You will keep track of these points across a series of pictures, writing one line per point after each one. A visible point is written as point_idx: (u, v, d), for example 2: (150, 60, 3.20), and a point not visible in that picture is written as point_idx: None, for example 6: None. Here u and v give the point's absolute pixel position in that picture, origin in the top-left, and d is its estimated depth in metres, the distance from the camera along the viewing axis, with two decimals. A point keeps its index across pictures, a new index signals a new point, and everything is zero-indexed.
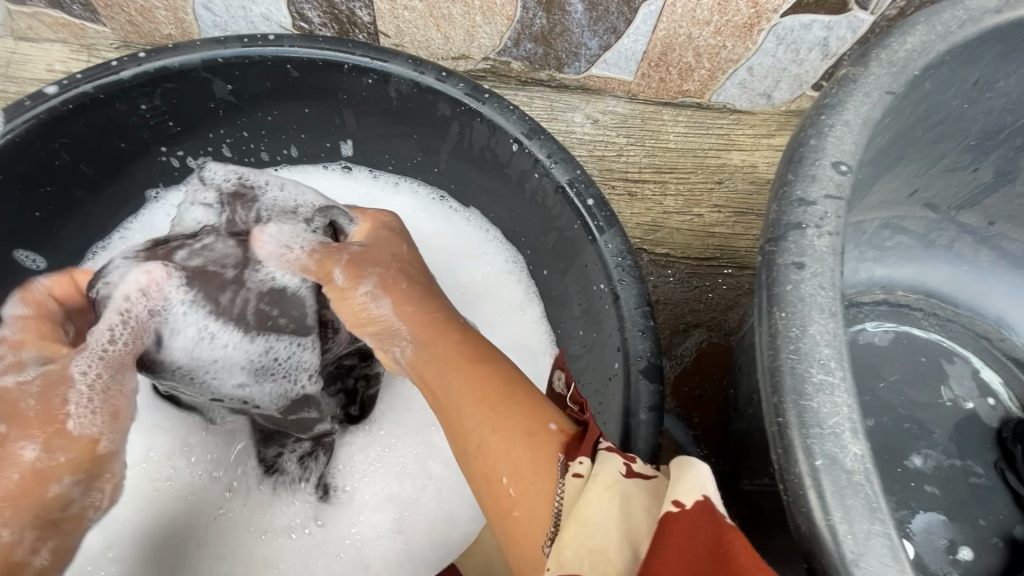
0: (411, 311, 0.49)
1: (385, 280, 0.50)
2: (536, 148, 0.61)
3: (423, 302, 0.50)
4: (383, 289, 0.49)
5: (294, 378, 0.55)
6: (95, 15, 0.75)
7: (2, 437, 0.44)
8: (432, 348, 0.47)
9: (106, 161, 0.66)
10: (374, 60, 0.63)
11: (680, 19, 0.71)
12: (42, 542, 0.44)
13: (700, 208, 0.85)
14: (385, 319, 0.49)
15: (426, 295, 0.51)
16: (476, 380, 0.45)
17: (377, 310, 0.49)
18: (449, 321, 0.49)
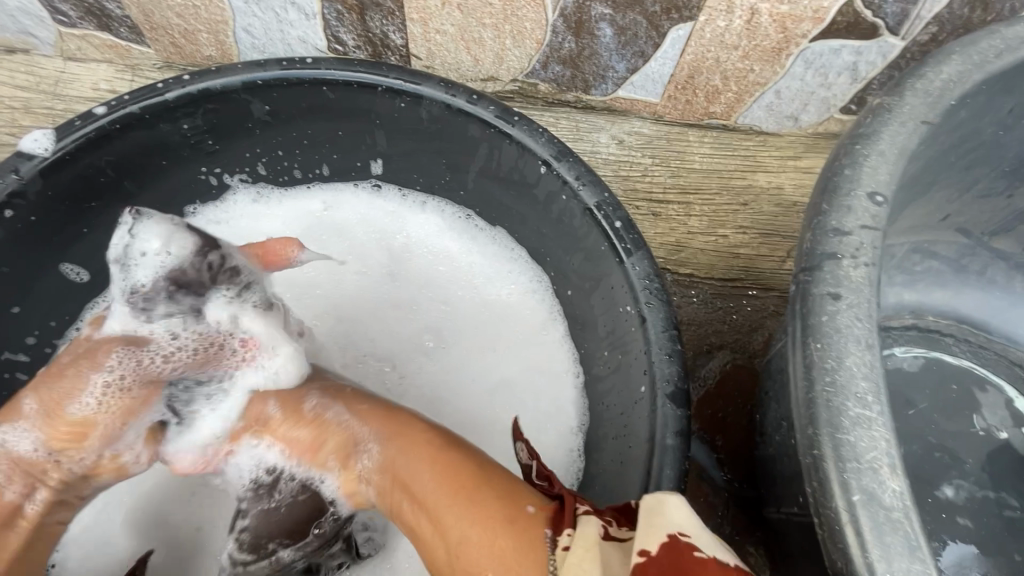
0: (366, 408, 0.58)
1: (330, 389, 0.62)
2: (564, 170, 0.62)
3: (374, 400, 0.59)
4: (332, 398, 0.61)
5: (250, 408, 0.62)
6: (141, 37, 0.79)
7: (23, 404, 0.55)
8: (391, 434, 0.55)
9: (147, 177, 0.68)
10: (407, 83, 0.64)
11: (708, 43, 0.72)
12: (37, 493, 0.55)
13: (725, 229, 0.85)
14: (336, 430, 0.58)
15: (385, 395, 0.61)
16: (450, 447, 0.51)
17: (331, 418, 0.59)
18: (405, 414, 0.57)
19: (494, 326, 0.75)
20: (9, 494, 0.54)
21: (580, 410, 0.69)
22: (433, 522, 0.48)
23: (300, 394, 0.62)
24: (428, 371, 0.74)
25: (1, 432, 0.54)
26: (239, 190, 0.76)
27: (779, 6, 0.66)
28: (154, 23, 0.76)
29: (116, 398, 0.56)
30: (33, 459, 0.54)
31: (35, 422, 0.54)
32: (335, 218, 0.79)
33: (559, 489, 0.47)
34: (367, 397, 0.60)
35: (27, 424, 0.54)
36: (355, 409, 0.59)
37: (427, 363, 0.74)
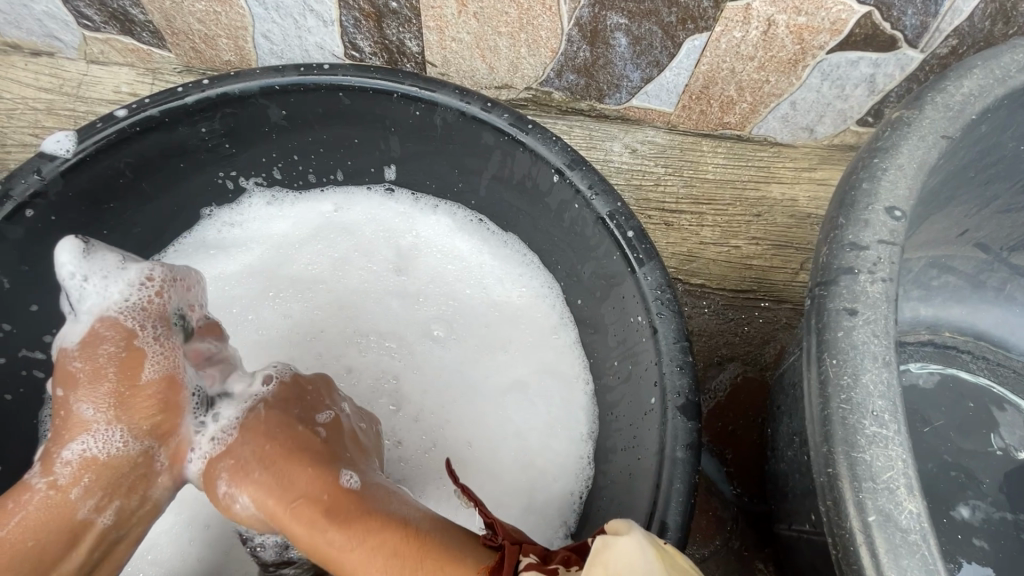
0: (269, 504, 0.54)
1: (232, 468, 0.56)
2: (577, 179, 0.62)
3: (274, 488, 0.54)
4: (236, 483, 0.56)
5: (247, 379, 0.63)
6: (162, 42, 0.80)
7: (64, 398, 0.55)
8: (299, 534, 0.53)
9: (166, 181, 0.69)
10: (422, 90, 0.64)
11: (724, 54, 0.71)
12: (106, 503, 0.56)
13: (738, 240, 0.85)
14: (253, 518, 0.56)
15: (284, 468, 0.55)
16: (361, 552, 0.50)
17: (239, 505, 0.56)
18: (305, 504, 0.53)
19: (503, 330, 0.74)
20: (87, 509, 0.55)
21: (590, 417, 0.69)
22: None
23: (211, 471, 0.57)
24: (428, 366, 0.73)
25: (79, 443, 0.55)
26: (254, 194, 0.77)
27: (797, 18, 0.66)
28: (176, 29, 0.77)
29: (161, 354, 0.57)
30: (121, 456, 0.56)
31: (106, 422, 0.55)
32: (347, 220, 0.79)
33: (501, 539, 0.48)
34: (269, 473, 0.55)
35: (102, 422, 0.55)
36: (257, 501, 0.55)
37: (430, 353, 0.74)
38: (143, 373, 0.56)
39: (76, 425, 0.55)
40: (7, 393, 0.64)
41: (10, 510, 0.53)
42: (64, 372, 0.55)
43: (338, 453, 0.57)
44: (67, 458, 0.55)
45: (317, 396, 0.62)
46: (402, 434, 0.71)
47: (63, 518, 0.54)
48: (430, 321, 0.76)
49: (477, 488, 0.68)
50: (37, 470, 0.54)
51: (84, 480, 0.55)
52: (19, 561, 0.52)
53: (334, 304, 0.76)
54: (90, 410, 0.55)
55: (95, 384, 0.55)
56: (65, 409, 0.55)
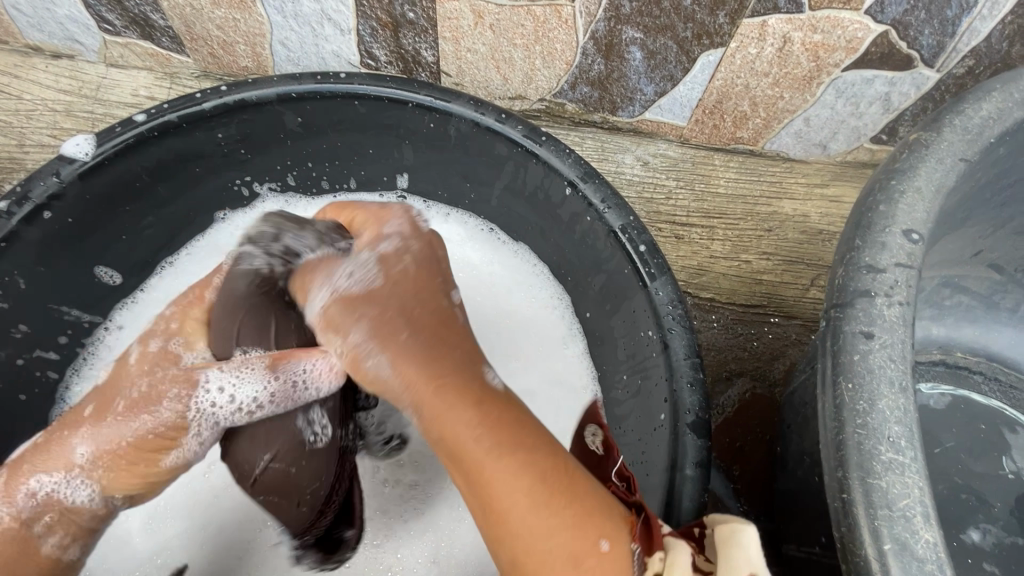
0: (411, 369, 0.45)
1: (370, 321, 0.47)
2: (590, 192, 0.62)
3: (415, 350, 0.45)
4: (375, 340, 0.46)
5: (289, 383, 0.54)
6: (181, 47, 0.81)
7: (72, 426, 0.50)
8: (437, 412, 0.43)
9: (181, 184, 0.70)
10: (437, 100, 0.65)
11: (739, 70, 0.71)
12: (71, 540, 0.51)
13: (748, 254, 0.84)
14: (374, 379, 0.46)
15: (429, 337, 0.46)
16: (488, 463, 0.41)
17: (369, 363, 0.46)
18: (461, 386, 0.44)
19: (512, 340, 0.74)
20: (50, 546, 0.50)
21: None
22: (514, 532, 0.40)
23: (333, 315, 0.48)
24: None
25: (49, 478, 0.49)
26: (268, 199, 0.77)
27: (812, 35, 0.66)
28: (195, 34, 0.78)
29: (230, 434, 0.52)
30: (87, 508, 0.50)
31: (82, 472, 0.49)
32: None
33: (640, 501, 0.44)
34: (417, 337, 0.46)
35: (80, 472, 0.49)
36: (397, 361, 0.45)
37: None
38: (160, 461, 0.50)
39: (63, 462, 0.49)
40: (22, 393, 0.64)
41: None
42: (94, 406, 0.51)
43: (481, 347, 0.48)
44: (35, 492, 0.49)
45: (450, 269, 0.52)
46: None
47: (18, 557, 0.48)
48: None
49: None
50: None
51: (46, 519, 0.49)
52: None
53: None
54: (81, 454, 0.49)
55: (96, 425, 0.49)
56: (66, 432, 0.50)
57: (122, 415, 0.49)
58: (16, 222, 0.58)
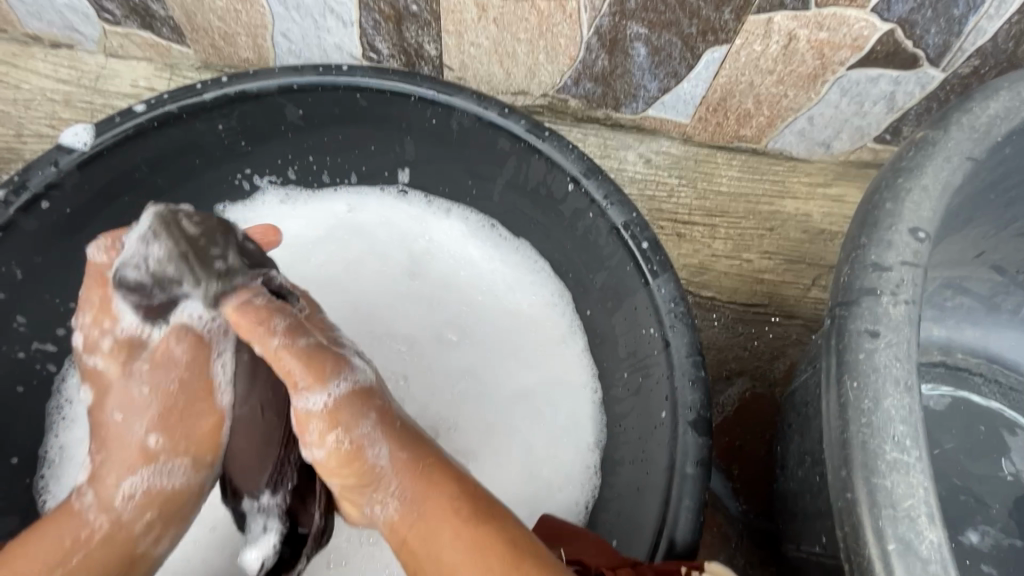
0: (402, 458, 0.49)
1: (381, 414, 0.51)
2: (593, 188, 0.62)
3: (416, 446, 0.50)
4: (382, 432, 0.50)
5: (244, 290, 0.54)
6: (181, 38, 0.80)
7: (122, 423, 0.53)
8: (426, 503, 0.47)
9: (181, 175, 0.69)
10: (440, 94, 0.65)
11: (743, 67, 0.71)
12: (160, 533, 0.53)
13: (750, 254, 0.84)
14: (368, 470, 0.49)
15: (420, 440, 0.51)
16: (461, 549, 0.45)
17: (369, 454, 0.49)
18: (439, 472, 0.49)
19: (512, 337, 0.74)
20: (146, 543, 0.53)
21: (597, 427, 0.68)
22: None
23: (344, 411, 0.49)
24: (437, 367, 0.73)
25: (137, 475, 0.52)
26: (268, 192, 0.77)
27: (818, 33, 0.65)
28: (195, 25, 0.77)
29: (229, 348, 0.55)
30: (182, 486, 0.54)
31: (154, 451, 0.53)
32: (358, 221, 0.79)
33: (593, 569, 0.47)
34: (413, 439, 0.51)
35: (162, 454, 0.53)
36: (392, 453, 0.49)
37: (438, 357, 0.73)
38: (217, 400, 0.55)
39: (138, 454, 0.53)
40: (20, 384, 0.64)
41: (69, 547, 0.48)
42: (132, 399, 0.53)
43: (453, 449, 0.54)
44: (128, 493, 0.52)
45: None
46: None
47: (126, 546, 0.51)
48: (438, 325, 0.75)
49: None
50: (94, 502, 0.51)
51: (145, 515, 0.52)
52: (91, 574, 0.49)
53: (345, 302, 0.75)
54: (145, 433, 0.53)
55: (158, 402, 0.53)
56: (116, 427, 0.53)
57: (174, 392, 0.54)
58: (13, 211, 0.58)
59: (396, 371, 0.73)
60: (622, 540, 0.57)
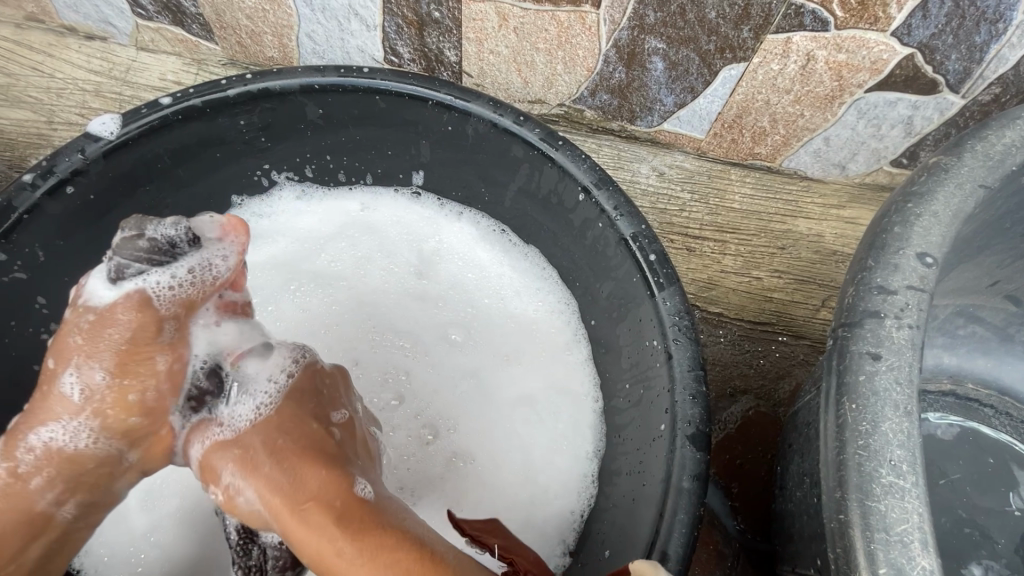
0: (275, 502, 0.53)
1: (237, 462, 0.55)
2: (603, 199, 0.62)
3: (283, 488, 0.53)
4: (242, 478, 0.55)
5: (207, 263, 0.57)
6: (210, 34, 0.82)
7: (53, 372, 0.55)
8: (313, 548, 0.51)
9: (202, 168, 0.71)
10: (457, 100, 0.66)
11: (760, 85, 0.71)
12: (67, 496, 0.55)
13: (759, 271, 0.84)
14: (255, 513, 0.55)
15: (300, 468, 0.54)
16: (364, 569, 0.49)
17: (243, 499, 0.55)
18: (315, 513, 0.52)
19: (517, 342, 0.74)
20: (45, 502, 0.55)
21: (597, 436, 0.68)
22: None
23: (211, 464, 0.56)
24: (441, 368, 0.73)
25: (47, 430, 0.54)
26: (285, 187, 0.78)
27: (836, 54, 0.65)
28: (224, 22, 0.79)
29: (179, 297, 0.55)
30: (87, 452, 0.55)
31: (88, 413, 0.54)
32: (370, 220, 0.80)
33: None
34: (288, 470, 0.54)
35: (74, 417, 0.54)
36: (266, 497, 0.54)
37: (442, 357, 0.74)
38: (155, 363, 0.56)
39: (66, 406, 0.54)
40: (36, 362, 0.65)
41: None
42: (66, 351, 0.55)
43: (352, 459, 0.57)
44: (33, 445, 0.54)
45: (338, 392, 0.61)
46: (398, 429, 0.71)
47: (20, 508, 0.54)
48: (443, 326, 0.75)
49: (476, 501, 0.68)
50: (3, 451, 0.54)
51: (45, 472, 0.54)
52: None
53: (355, 300, 0.77)
54: (79, 394, 0.54)
55: (86, 359, 0.54)
56: (50, 384, 0.55)
57: (87, 343, 0.54)
58: (40, 195, 0.60)
59: (400, 368, 0.73)
60: (616, 551, 0.57)
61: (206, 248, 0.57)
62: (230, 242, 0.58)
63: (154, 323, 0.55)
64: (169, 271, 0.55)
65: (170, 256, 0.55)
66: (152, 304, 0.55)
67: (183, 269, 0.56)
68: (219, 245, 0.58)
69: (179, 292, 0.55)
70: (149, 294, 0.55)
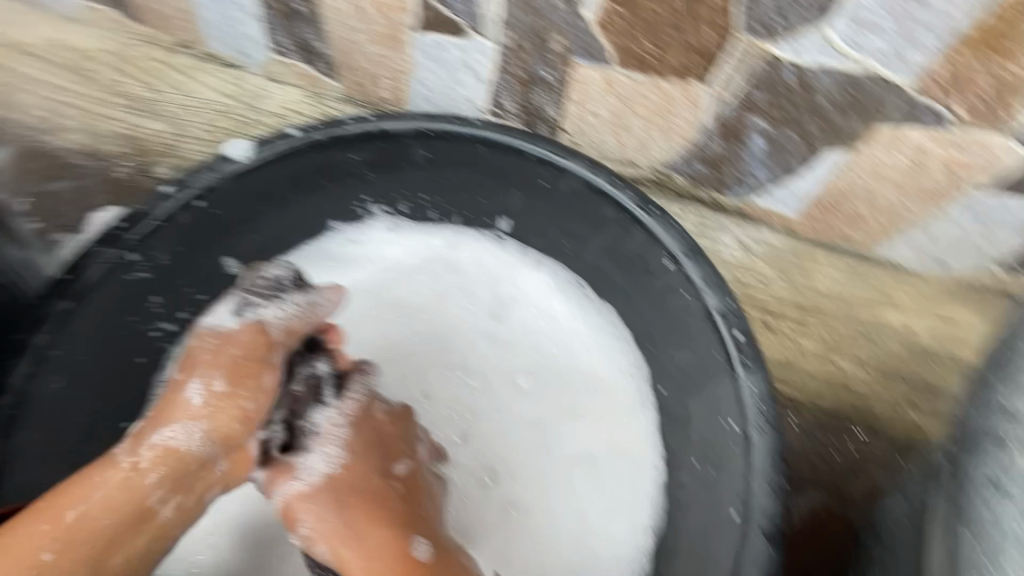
0: (345, 554, 0.62)
1: (313, 516, 0.63)
2: (692, 270, 0.63)
3: (353, 542, 0.62)
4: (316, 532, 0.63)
5: (314, 303, 0.65)
6: (333, 72, 0.89)
7: (179, 382, 0.61)
8: None
9: (307, 193, 0.75)
10: (557, 157, 0.69)
11: (863, 173, 0.70)
12: (170, 495, 0.59)
13: (839, 358, 0.84)
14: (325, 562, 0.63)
15: (363, 525, 0.62)
16: None
17: (317, 549, 0.63)
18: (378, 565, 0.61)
19: (582, 398, 0.74)
20: (155, 498, 0.58)
21: (655, 506, 0.68)
22: None
23: (292, 514, 0.63)
24: (504, 414, 0.74)
25: (168, 431, 0.59)
26: (378, 218, 0.81)
27: (951, 152, 0.64)
28: (348, 63, 0.86)
29: (288, 326, 0.63)
30: (194, 454, 0.60)
31: (202, 416, 0.60)
32: (453, 258, 0.82)
33: None
34: (352, 525, 0.62)
35: (190, 419, 0.60)
36: (337, 548, 0.62)
37: (507, 402, 0.75)
38: (262, 378, 0.61)
39: (185, 409, 0.60)
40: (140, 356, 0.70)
41: (93, 483, 0.56)
42: (193, 360, 0.62)
43: (410, 514, 0.64)
44: (153, 442, 0.59)
45: (395, 445, 0.68)
46: (459, 469, 0.72)
47: (135, 499, 0.57)
48: (511, 372, 0.76)
49: (529, 555, 0.69)
50: (125, 448, 0.59)
51: (159, 469, 0.58)
52: (93, 540, 0.54)
53: (431, 334, 0.79)
54: (199, 398, 0.60)
55: (209, 368, 0.61)
56: (175, 392, 0.61)
57: (211, 357, 0.61)
58: (173, 205, 0.66)
59: (465, 407, 0.75)
60: None
61: (315, 292, 0.65)
62: (333, 292, 0.66)
63: (266, 345, 0.62)
64: (281, 306, 0.63)
65: (283, 293, 0.64)
66: (266, 331, 0.62)
67: (293, 304, 0.64)
68: (325, 290, 0.66)
69: (288, 322, 0.63)
70: (265, 322, 0.62)
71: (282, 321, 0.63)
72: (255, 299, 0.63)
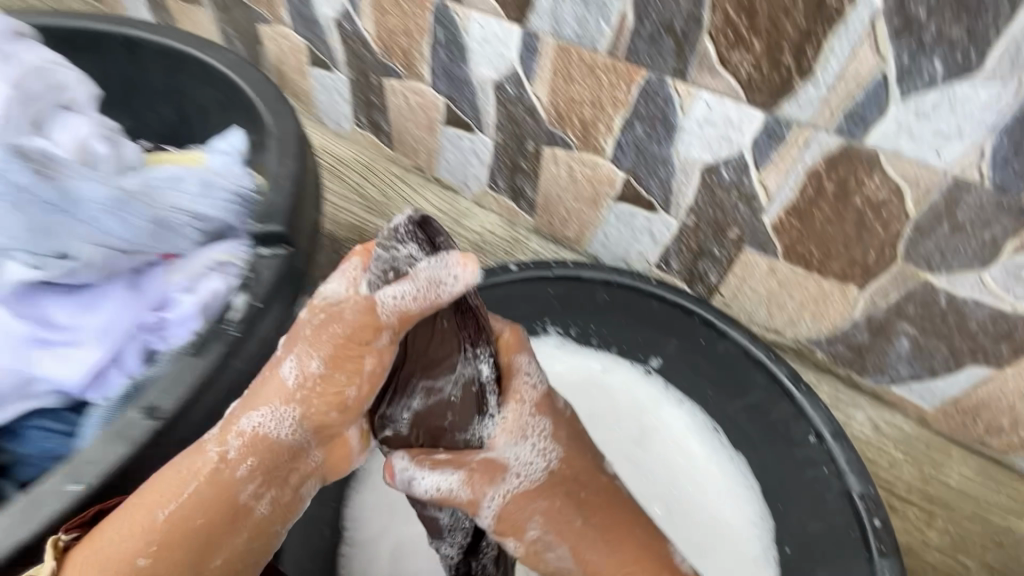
0: (592, 555, 0.62)
1: (543, 512, 0.62)
2: (836, 449, 0.75)
3: (600, 543, 0.62)
4: (550, 533, 0.62)
5: (435, 284, 0.53)
6: (531, 211, 1.11)
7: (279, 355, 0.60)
8: None
9: (507, 312, 0.93)
10: (722, 324, 0.83)
11: (1007, 390, 0.78)
12: (265, 490, 0.60)
13: (967, 559, 0.87)
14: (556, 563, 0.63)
15: (607, 527, 0.62)
16: None
17: (552, 552, 0.62)
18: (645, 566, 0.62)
19: (711, 538, 0.83)
20: (247, 493, 0.59)
21: None
22: None
23: (509, 514, 0.62)
24: None
25: (255, 417, 0.59)
26: (550, 335, 0.97)
27: None
28: (546, 208, 1.08)
29: (398, 306, 0.55)
30: (285, 444, 0.59)
31: (293, 401, 0.58)
32: (607, 382, 0.95)
33: None
34: (596, 525, 0.62)
35: (276, 405, 0.59)
36: (580, 554, 0.62)
37: None
38: (365, 365, 0.57)
39: (279, 392, 0.58)
40: None
41: (184, 477, 0.58)
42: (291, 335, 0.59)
43: (638, 520, 0.65)
44: (243, 428, 0.59)
45: (589, 453, 0.66)
46: None
47: (224, 492, 0.58)
48: (649, 497, 0.86)
49: None
50: (215, 436, 0.59)
51: (249, 460, 0.59)
52: (191, 537, 0.57)
53: None
54: (294, 378, 0.58)
55: (308, 348, 0.57)
56: (272, 369, 0.60)
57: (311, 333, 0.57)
58: None
59: None
60: None
61: (436, 266, 0.53)
62: (461, 268, 0.53)
63: (375, 327, 0.56)
64: (396, 286, 0.54)
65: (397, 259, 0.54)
66: (376, 310, 0.55)
67: (405, 284, 0.54)
68: (454, 266, 0.53)
69: (403, 304, 0.54)
70: (377, 301, 0.55)
71: (392, 304, 0.55)
72: (371, 269, 0.56)
